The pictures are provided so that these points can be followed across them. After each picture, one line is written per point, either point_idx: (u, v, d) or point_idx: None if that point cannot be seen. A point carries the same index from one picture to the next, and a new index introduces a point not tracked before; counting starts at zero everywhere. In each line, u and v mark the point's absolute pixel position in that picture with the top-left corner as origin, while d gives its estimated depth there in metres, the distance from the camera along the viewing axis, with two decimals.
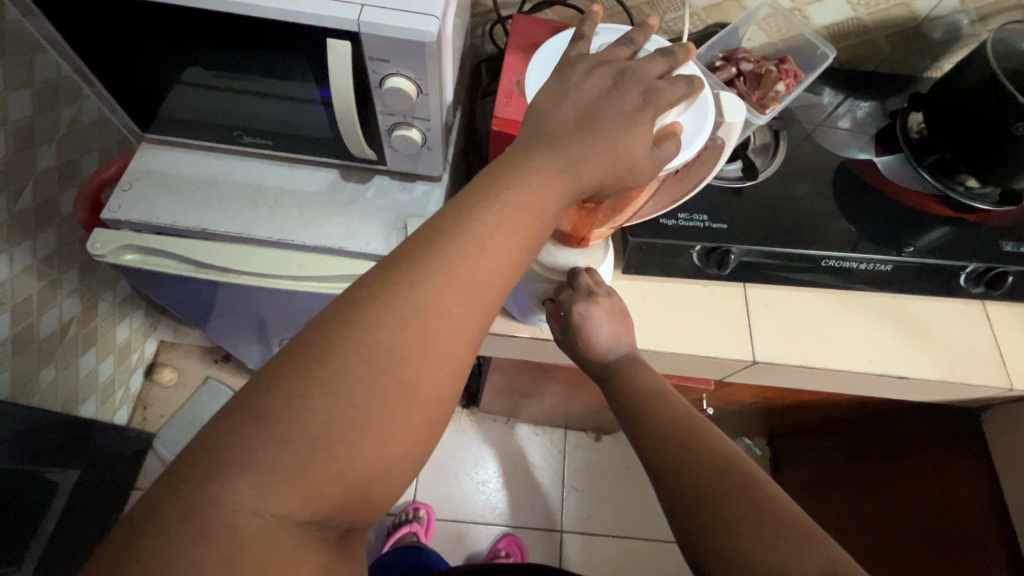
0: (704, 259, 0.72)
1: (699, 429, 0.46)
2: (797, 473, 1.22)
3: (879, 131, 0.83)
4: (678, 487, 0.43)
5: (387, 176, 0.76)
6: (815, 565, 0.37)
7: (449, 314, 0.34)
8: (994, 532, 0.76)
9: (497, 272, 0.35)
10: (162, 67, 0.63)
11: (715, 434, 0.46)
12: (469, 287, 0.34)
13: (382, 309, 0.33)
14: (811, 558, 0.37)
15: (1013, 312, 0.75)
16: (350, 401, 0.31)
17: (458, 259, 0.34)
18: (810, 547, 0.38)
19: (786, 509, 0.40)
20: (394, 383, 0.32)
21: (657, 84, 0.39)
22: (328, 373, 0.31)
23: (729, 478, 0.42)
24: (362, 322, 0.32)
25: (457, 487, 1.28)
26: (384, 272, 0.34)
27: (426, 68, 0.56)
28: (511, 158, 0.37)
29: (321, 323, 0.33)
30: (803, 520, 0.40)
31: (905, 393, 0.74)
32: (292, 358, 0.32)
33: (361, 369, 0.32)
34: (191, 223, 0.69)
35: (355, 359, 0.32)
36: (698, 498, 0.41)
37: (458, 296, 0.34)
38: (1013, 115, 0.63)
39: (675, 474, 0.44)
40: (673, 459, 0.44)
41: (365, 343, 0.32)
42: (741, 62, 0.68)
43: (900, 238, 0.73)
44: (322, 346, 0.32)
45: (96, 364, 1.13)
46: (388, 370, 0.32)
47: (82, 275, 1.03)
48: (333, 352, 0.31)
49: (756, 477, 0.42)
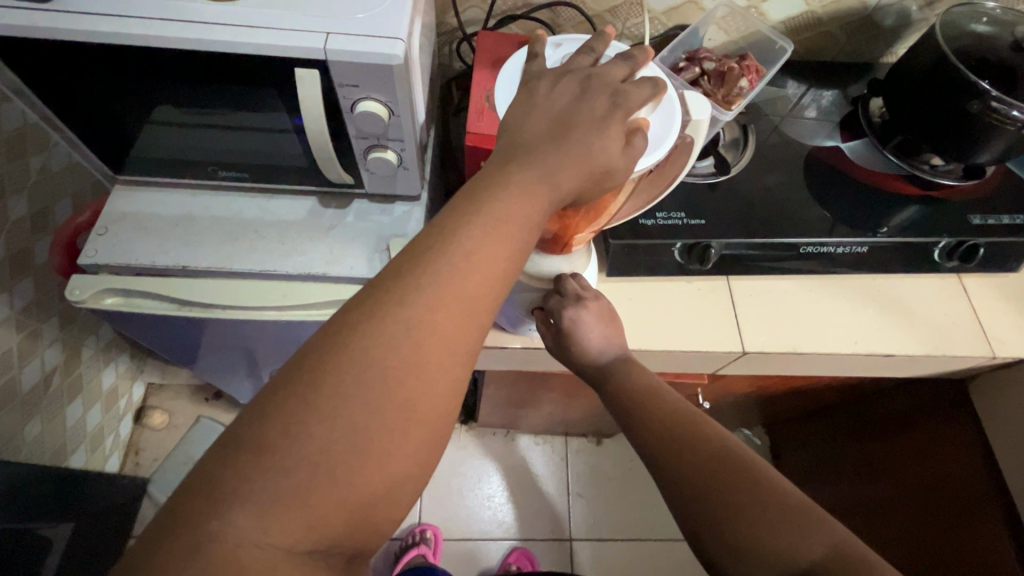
0: (686, 255, 0.73)
1: (696, 424, 0.47)
2: (798, 459, 1.23)
3: (843, 118, 0.86)
4: (680, 479, 0.43)
5: (366, 200, 0.75)
6: (821, 548, 0.37)
7: (440, 328, 0.34)
8: (992, 496, 0.77)
9: (486, 283, 0.35)
10: (132, 108, 0.63)
11: (711, 426, 0.46)
12: (457, 301, 0.34)
13: (373, 327, 0.33)
14: (819, 541, 0.38)
15: (986, 282, 0.78)
16: (349, 421, 0.31)
17: (445, 272, 0.34)
18: (812, 527, 0.38)
19: (786, 493, 0.40)
20: (391, 401, 0.32)
21: (624, 87, 0.39)
22: (323, 397, 0.31)
23: (732, 469, 0.42)
24: (353, 342, 0.32)
25: (461, 505, 1.27)
26: (371, 292, 0.34)
27: (396, 89, 0.56)
28: (490, 172, 0.37)
29: (313, 347, 0.33)
30: (805, 503, 0.40)
31: (893, 370, 0.76)
32: (284, 384, 0.31)
33: (357, 390, 0.31)
34: (172, 261, 0.68)
35: (350, 381, 0.32)
36: (699, 489, 0.42)
37: (447, 310, 0.34)
38: (967, 93, 0.66)
39: (675, 467, 0.44)
40: (671, 453, 0.45)
41: (359, 363, 0.32)
42: (703, 61, 0.70)
43: (875, 220, 0.75)
44: (315, 369, 0.32)
45: (83, 413, 1.11)
46: (385, 390, 0.32)
47: (62, 323, 1.01)
48: (326, 376, 0.31)
49: (758, 467, 0.42)
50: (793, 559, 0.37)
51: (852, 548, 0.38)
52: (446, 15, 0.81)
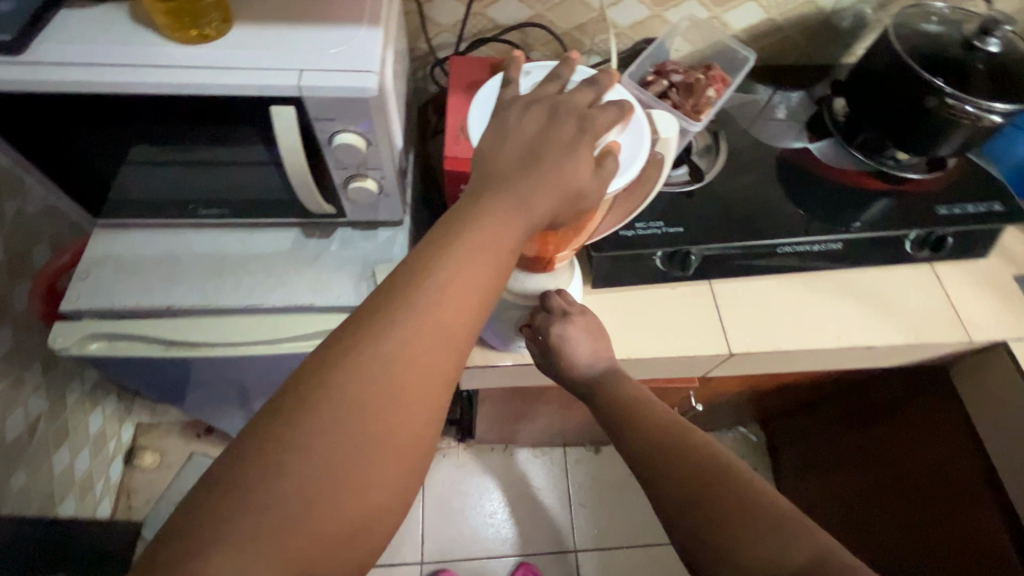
0: (668, 263, 0.74)
1: (683, 434, 0.48)
2: (795, 452, 1.24)
3: (809, 119, 0.88)
4: (667, 490, 0.44)
5: (349, 228, 0.76)
6: (802, 556, 0.38)
7: (422, 358, 0.34)
8: (982, 478, 0.79)
9: (464, 311, 0.36)
10: (108, 152, 0.63)
11: (699, 435, 0.47)
12: (438, 331, 0.35)
13: (357, 363, 0.33)
14: (800, 548, 0.38)
15: (957, 269, 0.80)
16: (341, 456, 0.32)
17: (425, 304, 0.35)
18: (796, 534, 0.38)
19: (769, 501, 0.41)
20: (378, 432, 0.33)
21: (590, 112, 0.41)
22: (311, 435, 0.31)
23: (716, 478, 0.43)
24: (336, 377, 0.33)
25: (464, 524, 1.26)
26: (352, 325, 0.35)
27: (371, 120, 0.57)
28: (466, 202, 0.38)
29: (297, 385, 0.33)
30: (788, 510, 0.40)
31: (877, 361, 0.78)
32: (269, 425, 0.31)
33: (346, 427, 0.32)
34: (156, 302, 0.68)
35: (337, 417, 0.32)
36: (686, 500, 0.42)
37: (428, 340, 0.35)
38: (924, 91, 0.69)
39: (662, 478, 0.45)
40: (659, 464, 0.46)
41: (345, 399, 0.32)
42: (671, 73, 0.72)
43: (847, 215, 0.77)
44: (298, 407, 0.32)
45: (71, 459, 1.09)
46: (370, 423, 0.33)
47: (45, 370, 0.99)
48: (313, 415, 0.32)
49: (743, 475, 0.43)
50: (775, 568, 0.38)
51: (834, 556, 0.38)
52: (418, 41, 0.82)
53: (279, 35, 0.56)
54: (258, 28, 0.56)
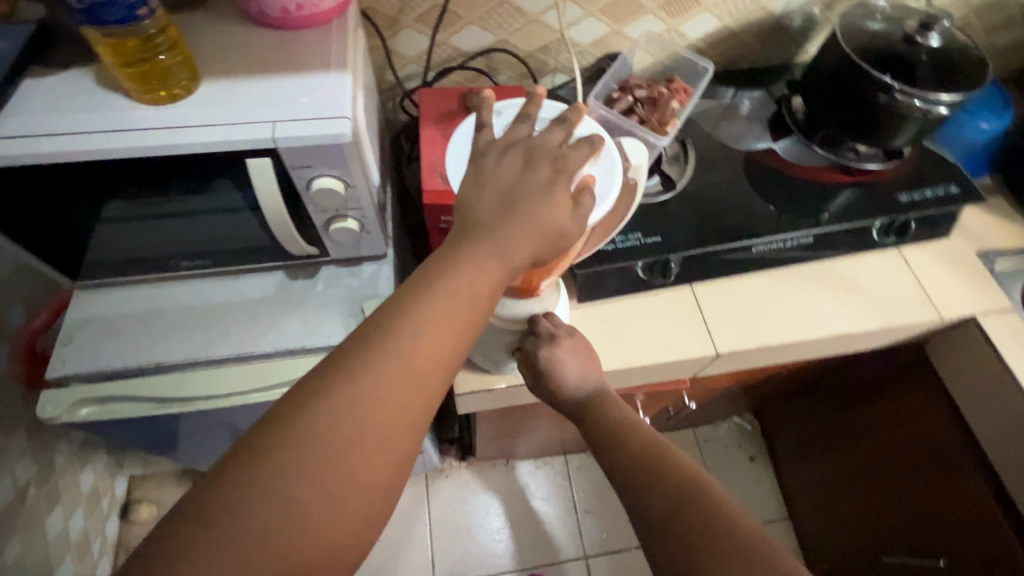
0: (649, 272, 0.76)
1: (665, 455, 0.49)
2: (788, 437, 1.28)
3: (770, 118, 0.91)
4: (647, 511, 0.45)
5: (333, 266, 0.76)
6: None
7: (399, 404, 0.35)
8: (966, 451, 0.83)
9: (440, 355, 0.37)
10: (80, 215, 0.61)
11: (679, 457, 0.49)
12: (415, 377, 0.36)
13: (332, 411, 0.34)
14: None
15: (922, 252, 0.84)
16: (324, 505, 0.33)
17: (399, 349, 0.35)
18: (762, 564, 0.39)
19: (738, 527, 0.41)
20: (359, 480, 0.34)
21: (562, 152, 0.42)
22: (295, 487, 0.32)
23: (689, 501, 0.44)
24: (312, 426, 0.33)
25: (473, 543, 1.27)
26: (326, 369, 0.35)
27: (348, 164, 0.58)
28: (447, 248, 0.39)
29: (272, 434, 0.33)
30: (756, 537, 0.40)
31: (856, 347, 0.81)
32: (251, 481, 0.32)
33: (328, 478, 0.33)
34: (144, 360, 0.67)
35: (318, 468, 0.33)
36: (664, 521, 0.44)
37: (404, 386, 0.35)
38: (876, 88, 0.72)
39: (640, 497, 0.46)
40: (638, 483, 0.47)
41: (326, 450, 0.33)
42: (634, 89, 0.74)
43: (813, 209, 0.80)
44: (281, 460, 0.32)
45: (65, 521, 1.06)
46: (351, 471, 0.34)
47: (30, 434, 0.96)
48: (301, 468, 0.32)
49: (716, 500, 0.43)
50: None
51: None
52: (385, 74, 0.83)
53: (248, 88, 0.56)
54: (227, 82, 0.56)
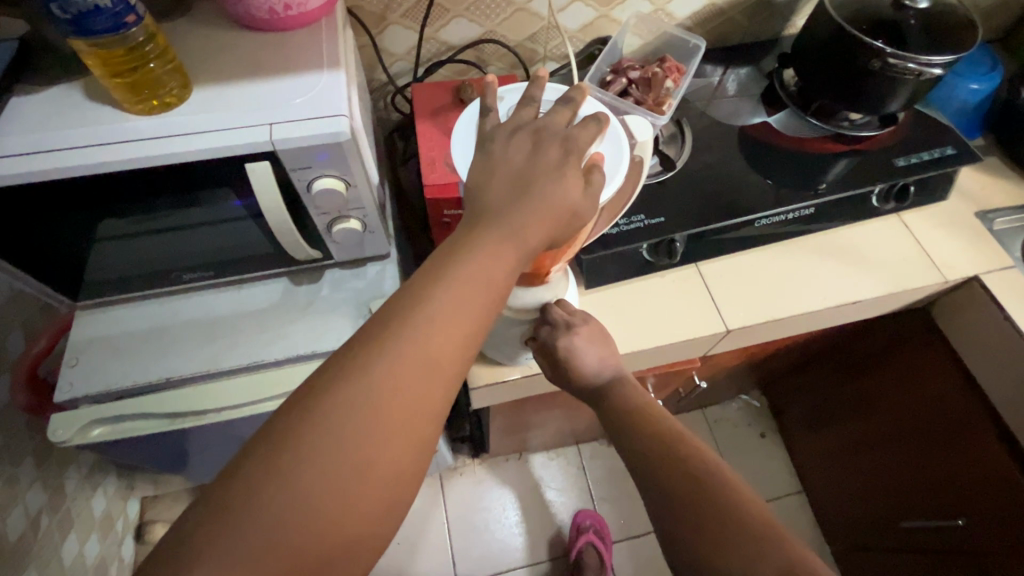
0: (654, 253, 0.76)
1: (678, 438, 0.49)
2: (798, 410, 1.28)
3: (762, 93, 0.91)
4: (659, 492, 0.46)
5: (337, 269, 0.75)
6: (772, 565, 0.39)
7: (418, 393, 0.35)
8: (977, 411, 0.83)
9: (456, 342, 0.36)
10: (78, 234, 0.60)
11: (692, 440, 0.49)
12: (432, 366, 0.35)
13: (353, 403, 0.33)
14: (769, 557, 0.39)
15: (922, 216, 0.84)
16: (351, 499, 0.32)
17: (416, 338, 0.35)
18: (771, 547, 0.40)
19: (747, 510, 0.42)
20: (385, 472, 0.33)
21: (571, 132, 0.42)
22: (323, 482, 0.32)
23: (702, 483, 0.44)
24: (333, 420, 0.33)
25: (491, 539, 1.26)
26: (342, 362, 0.35)
27: (348, 163, 0.57)
28: (461, 236, 0.39)
29: (292, 431, 0.32)
30: (765, 521, 0.41)
31: (863, 314, 0.81)
32: (278, 481, 0.31)
33: (353, 472, 0.32)
34: (153, 377, 0.67)
35: (342, 463, 0.32)
36: (675, 503, 0.44)
37: (421, 375, 0.35)
38: (867, 54, 0.72)
39: (654, 478, 0.47)
40: (652, 465, 0.48)
41: (348, 444, 0.33)
42: (627, 71, 0.74)
43: (812, 179, 0.80)
44: (305, 456, 0.32)
45: (79, 547, 1.05)
46: (374, 463, 0.33)
47: (39, 461, 0.94)
48: (332, 466, 0.32)
49: (727, 483, 0.44)
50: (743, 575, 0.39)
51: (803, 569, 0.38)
52: (375, 72, 0.82)
53: (241, 92, 0.55)
54: (219, 87, 0.55)
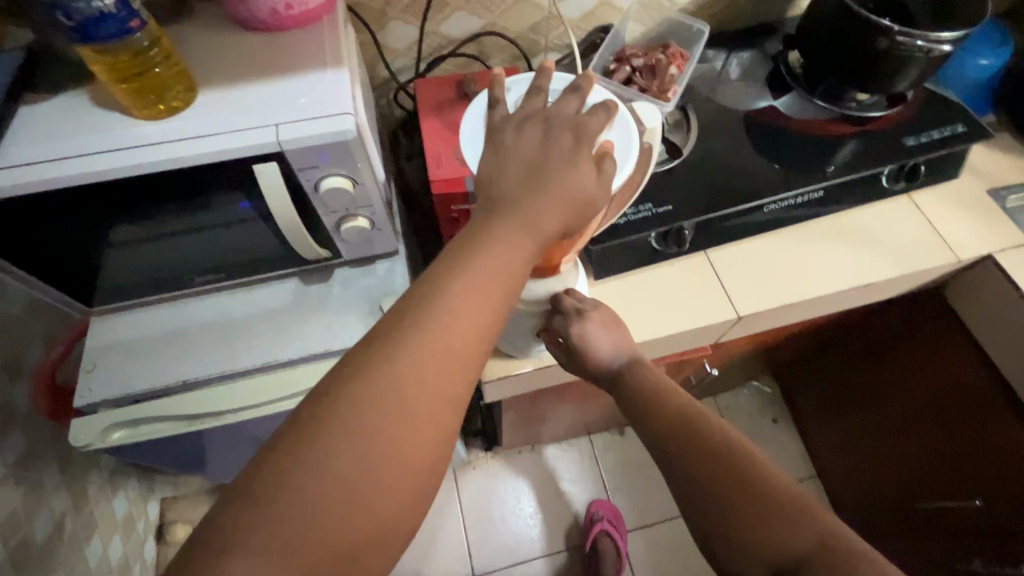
0: (663, 242, 0.75)
1: (698, 418, 0.49)
2: (811, 395, 1.28)
3: (768, 76, 0.90)
4: (684, 476, 0.46)
5: (347, 267, 0.75)
6: (809, 539, 0.39)
7: (438, 383, 0.35)
8: (995, 390, 0.82)
9: (474, 331, 0.36)
10: (92, 240, 0.61)
11: (713, 419, 0.48)
12: (450, 356, 0.35)
13: (374, 395, 0.33)
14: (805, 531, 0.40)
15: (934, 195, 0.83)
16: (376, 490, 0.33)
17: (433, 329, 0.35)
18: (807, 521, 0.40)
19: (778, 486, 0.42)
20: (407, 463, 0.34)
21: (581, 120, 0.42)
22: (347, 474, 0.32)
23: (728, 463, 0.44)
24: (355, 412, 0.33)
25: (507, 531, 1.27)
26: (360, 355, 0.35)
27: (355, 161, 0.57)
28: (472, 230, 0.39)
29: (313, 428, 0.32)
30: (797, 495, 0.42)
31: (877, 296, 0.81)
32: (303, 473, 0.31)
33: (377, 465, 0.33)
34: (171, 379, 0.67)
35: (365, 454, 0.33)
36: (703, 485, 0.44)
37: (440, 365, 0.35)
38: (873, 33, 0.71)
39: (677, 462, 0.47)
40: (674, 448, 0.47)
41: (369, 438, 0.33)
42: (631, 59, 0.74)
43: (820, 162, 0.79)
44: (326, 451, 0.32)
45: (104, 548, 1.07)
46: (397, 455, 0.33)
47: (61, 465, 0.96)
48: (356, 460, 0.32)
49: (754, 460, 0.44)
50: (781, 550, 0.40)
51: (839, 539, 0.39)
52: (378, 69, 0.82)
53: (246, 94, 0.55)
54: (224, 89, 0.56)
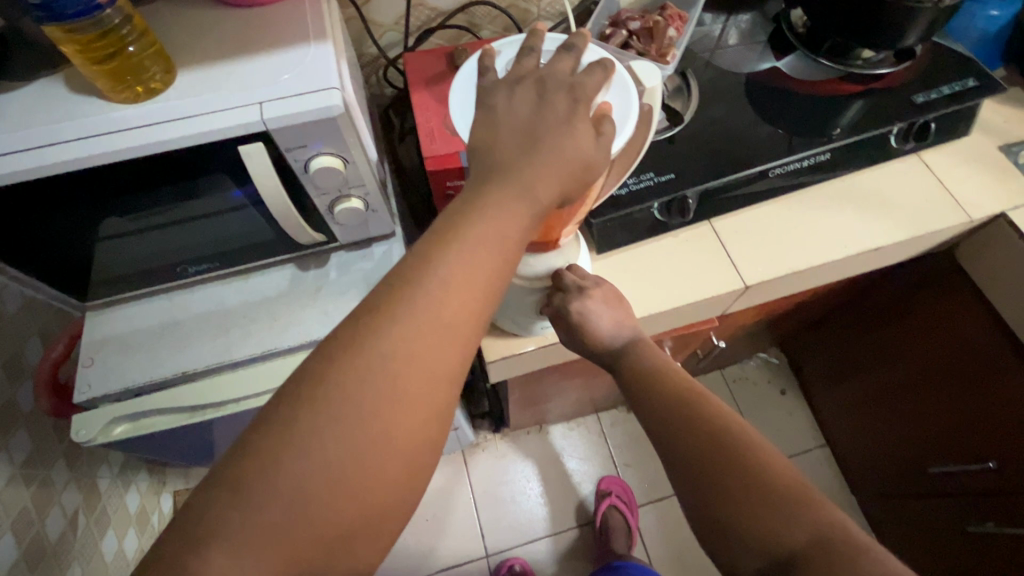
0: (666, 212, 0.73)
1: (700, 401, 0.47)
2: (819, 364, 1.27)
3: (768, 37, 0.87)
4: (680, 459, 0.45)
5: (343, 252, 0.74)
6: (803, 533, 0.38)
7: (434, 359, 0.34)
8: (1007, 349, 0.80)
9: (470, 305, 0.35)
10: (79, 233, 0.59)
11: (715, 403, 0.47)
12: (447, 331, 0.34)
13: (369, 373, 0.32)
14: (800, 524, 0.38)
15: (944, 153, 0.81)
16: (375, 473, 0.32)
17: (428, 303, 0.34)
18: (802, 515, 0.38)
19: (778, 478, 0.40)
20: (405, 441, 0.33)
21: (578, 80, 0.40)
22: (343, 454, 0.31)
23: (727, 448, 0.43)
24: (350, 392, 0.32)
25: (518, 511, 1.28)
26: (352, 332, 0.33)
27: (344, 138, 0.55)
28: (466, 200, 0.37)
29: (307, 412, 0.31)
30: (795, 487, 0.40)
31: (886, 260, 0.79)
32: (299, 456, 0.30)
33: (374, 445, 0.32)
34: (168, 372, 0.66)
35: (361, 435, 0.31)
36: (700, 467, 0.43)
37: (436, 340, 0.34)
38: None
39: (675, 446, 0.45)
40: (673, 431, 0.46)
41: (365, 421, 0.32)
42: (627, 22, 0.71)
43: (825, 125, 0.76)
44: (321, 435, 0.31)
45: (119, 542, 1.08)
46: (394, 433, 0.32)
47: (70, 463, 0.96)
48: (351, 443, 0.31)
49: (754, 448, 0.42)
50: (774, 543, 0.38)
51: (837, 532, 0.37)
52: (365, 45, 0.80)
53: (228, 73, 0.53)
54: (205, 68, 0.53)
